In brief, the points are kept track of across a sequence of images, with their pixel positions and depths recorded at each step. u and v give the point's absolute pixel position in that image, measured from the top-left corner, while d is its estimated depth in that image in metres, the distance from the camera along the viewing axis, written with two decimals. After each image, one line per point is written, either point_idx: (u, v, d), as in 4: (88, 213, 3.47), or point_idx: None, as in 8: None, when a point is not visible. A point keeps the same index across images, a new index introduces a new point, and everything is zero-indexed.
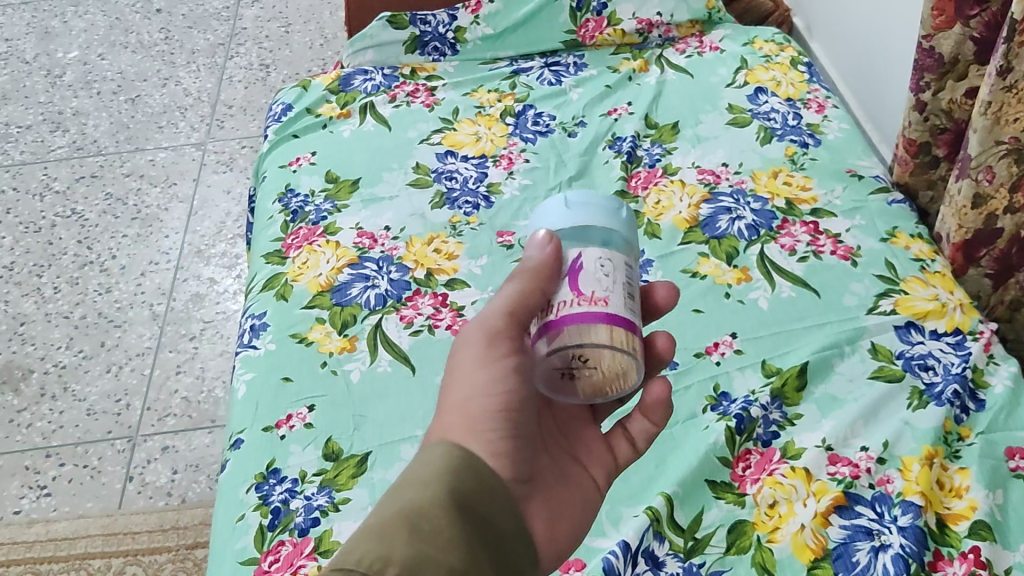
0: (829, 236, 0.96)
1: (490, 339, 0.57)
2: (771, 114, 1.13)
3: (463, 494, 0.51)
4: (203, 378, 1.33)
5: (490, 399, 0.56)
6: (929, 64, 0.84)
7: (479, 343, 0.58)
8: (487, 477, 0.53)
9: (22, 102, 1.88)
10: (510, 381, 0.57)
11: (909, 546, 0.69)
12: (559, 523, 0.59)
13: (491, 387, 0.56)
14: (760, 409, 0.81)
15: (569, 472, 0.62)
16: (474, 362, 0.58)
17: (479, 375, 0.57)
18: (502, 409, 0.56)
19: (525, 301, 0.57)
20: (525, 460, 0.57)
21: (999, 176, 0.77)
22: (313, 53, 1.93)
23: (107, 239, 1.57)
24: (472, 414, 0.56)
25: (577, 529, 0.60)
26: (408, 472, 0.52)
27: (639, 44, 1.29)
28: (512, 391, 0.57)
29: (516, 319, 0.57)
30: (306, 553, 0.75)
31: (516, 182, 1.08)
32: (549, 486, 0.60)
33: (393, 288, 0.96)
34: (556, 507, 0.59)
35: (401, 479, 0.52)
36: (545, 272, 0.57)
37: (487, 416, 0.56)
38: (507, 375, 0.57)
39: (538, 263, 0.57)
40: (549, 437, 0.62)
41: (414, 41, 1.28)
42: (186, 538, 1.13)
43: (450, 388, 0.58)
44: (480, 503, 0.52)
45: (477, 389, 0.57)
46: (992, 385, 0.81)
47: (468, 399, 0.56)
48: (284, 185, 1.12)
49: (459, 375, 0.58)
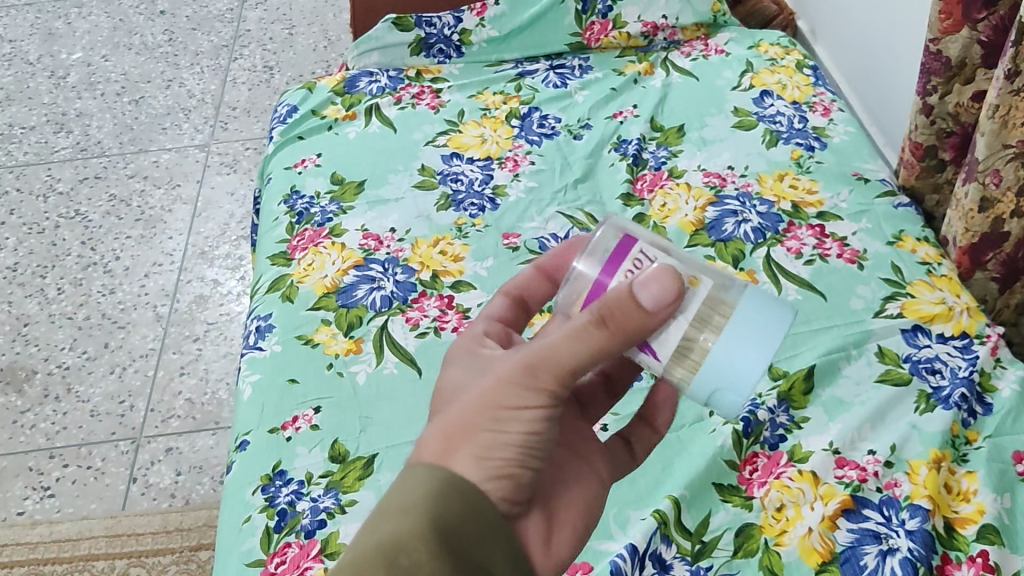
0: (836, 239, 0.96)
1: (524, 380, 0.53)
2: (777, 117, 1.13)
3: (450, 524, 0.49)
4: (207, 379, 1.33)
5: (498, 433, 0.53)
6: (936, 67, 0.84)
7: (514, 379, 0.53)
8: (481, 506, 0.51)
9: (27, 103, 1.88)
10: (539, 424, 0.54)
11: (917, 550, 0.69)
12: (556, 536, 0.57)
13: (511, 424, 0.53)
14: (767, 412, 0.81)
15: (570, 468, 0.61)
16: (501, 397, 0.53)
17: (498, 407, 0.53)
18: (520, 446, 0.53)
19: (596, 358, 0.52)
20: (531, 483, 0.55)
21: (1006, 179, 0.77)
22: (318, 55, 1.93)
23: (111, 239, 1.57)
24: (481, 445, 0.53)
25: (580, 533, 0.59)
26: (392, 498, 0.50)
27: (645, 47, 1.29)
28: (534, 430, 0.54)
29: (565, 377, 0.53)
30: (312, 555, 0.75)
31: (522, 184, 1.08)
32: (547, 492, 0.58)
33: (399, 289, 0.96)
34: (556, 514, 0.58)
35: (382, 504, 0.50)
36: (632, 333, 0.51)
37: (494, 446, 0.53)
38: (526, 414, 0.53)
39: (634, 322, 0.50)
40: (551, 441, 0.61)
41: (419, 43, 1.28)
42: (190, 539, 1.13)
43: (461, 411, 0.54)
44: (466, 536, 0.49)
45: (491, 422, 0.53)
46: (1000, 388, 0.81)
47: (479, 429, 0.53)
48: (290, 186, 1.12)
49: (469, 403, 0.54)
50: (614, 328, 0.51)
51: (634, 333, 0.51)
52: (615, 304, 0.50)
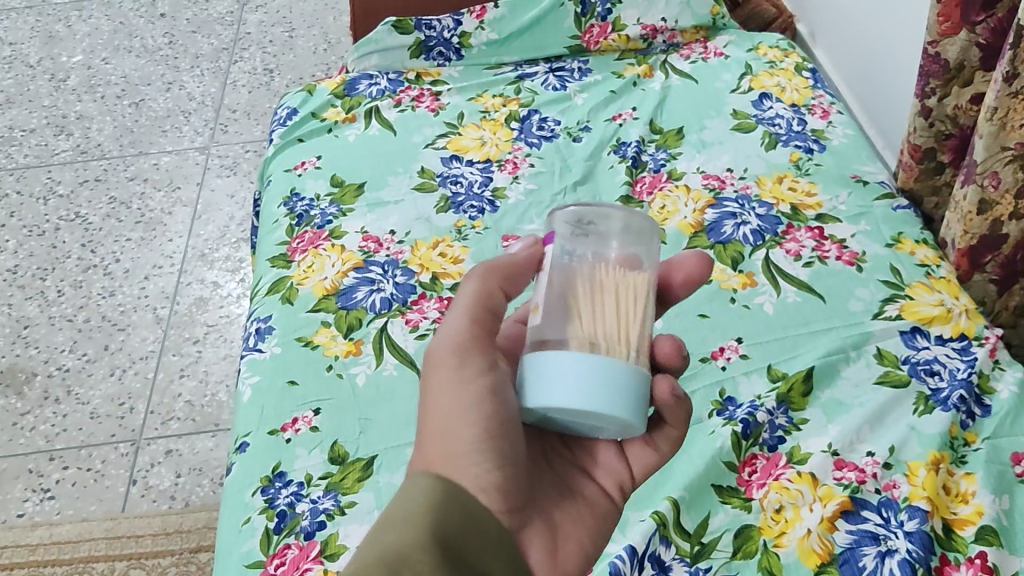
0: (835, 241, 0.96)
1: (464, 365, 0.56)
2: (776, 119, 1.13)
3: (447, 533, 0.49)
4: (207, 381, 1.33)
5: (472, 430, 0.54)
6: (934, 69, 0.84)
7: (453, 368, 0.56)
8: (472, 509, 0.52)
9: (27, 106, 1.88)
10: (489, 405, 0.54)
11: (916, 551, 0.69)
12: (563, 546, 0.57)
13: (473, 415, 0.54)
14: (766, 413, 0.81)
15: (573, 484, 0.61)
16: (447, 389, 0.56)
17: (460, 401, 0.55)
18: (486, 439, 0.54)
19: (484, 302, 0.58)
20: (518, 485, 0.56)
21: (1005, 181, 0.77)
22: (318, 58, 1.94)
23: (111, 242, 1.57)
24: (451, 446, 0.54)
25: (587, 548, 0.59)
26: (390, 512, 0.51)
27: (644, 50, 1.29)
28: (492, 414, 0.54)
29: (482, 332, 0.57)
30: (312, 556, 0.75)
31: (521, 186, 1.09)
32: (548, 503, 0.59)
33: (399, 291, 0.97)
34: (559, 524, 0.58)
35: (384, 518, 0.51)
36: (499, 268, 0.59)
37: (473, 447, 0.54)
38: (481, 395, 0.55)
39: (504, 263, 0.59)
40: (552, 453, 0.61)
41: (419, 46, 1.28)
42: (190, 541, 1.13)
43: (426, 418, 0.56)
44: (464, 541, 0.50)
45: (455, 418, 0.55)
46: (998, 390, 0.81)
47: (445, 432, 0.55)
48: (289, 189, 1.12)
49: (443, 405, 0.55)
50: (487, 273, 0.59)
51: (511, 272, 0.59)
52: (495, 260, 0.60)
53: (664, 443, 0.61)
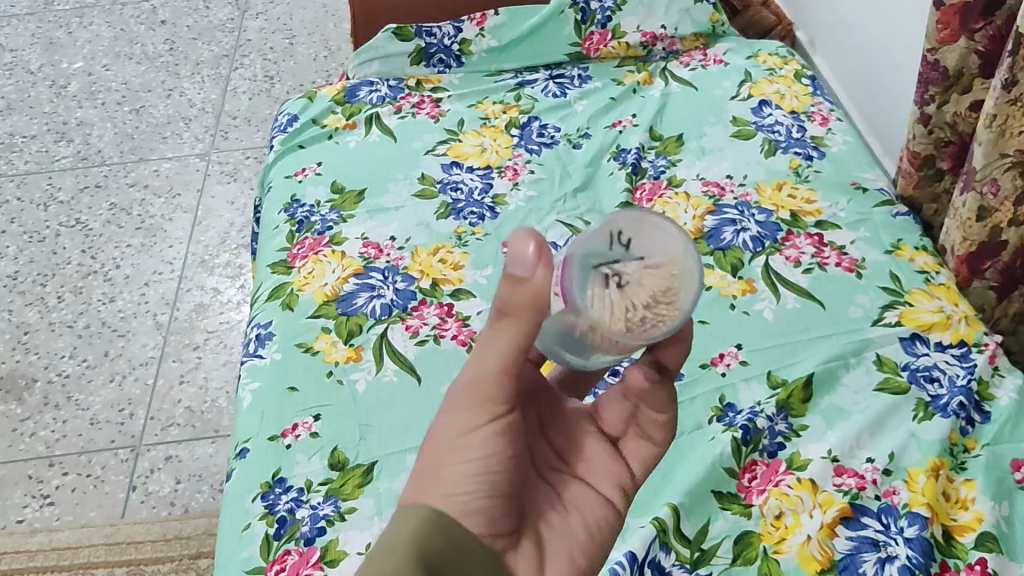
0: (834, 248, 0.96)
1: (472, 405, 0.54)
2: (776, 127, 1.13)
3: (431, 559, 0.49)
4: (207, 388, 1.33)
5: (468, 463, 0.54)
6: (933, 76, 0.84)
7: (463, 409, 0.54)
8: (459, 536, 0.51)
9: (27, 112, 1.89)
10: (496, 442, 0.54)
11: (916, 557, 0.69)
12: (551, 564, 0.56)
13: (471, 451, 0.54)
14: (766, 420, 0.81)
15: (567, 494, 0.60)
16: (452, 428, 0.54)
17: (456, 436, 0.54)
18: (483, 474, 0.54)
19: (519, 346, 0.52)
20: (510, 510, 0.55)
21: (1004, 188, 0.77)
22: (318, 64, 1.95)
23: (112, 248, 1.57)
24: (445, 478, 0.53)
25: (578, 563, 0.57)
26: (382, 539, 0.51)
27: (644, 57, 1.30)
28: (495, 452, 0.54)
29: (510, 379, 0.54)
30: (312, 562, 0.75)
31: (522, 193, 1.09)
32: (539, 519, 0.58)
33: (399, 297, 0.97)
34: (550, 543, 0.57)
35: (374, 547, 0.50)
36: (527, 309, 0.51)
37: (465, 477, 0.53)
38: (488, 438, 0.54)
39: (519, 299, 0.50)
40: (545, 468, 0.60)
41: (419, 53, 1.29)
42: (190, 547, 1.13)
43: (427, 451, 0.55)
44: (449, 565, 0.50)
45: (454, 451, 0.54)
46: (998, 397, 0.81)
47: (443, 465, 0.54)
48: (290, 195, 1.12)
49: (439, 438, 0.55)
50: (517, 315, 0.51)
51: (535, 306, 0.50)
52: (501, 291, 0.52)
53: (656, 431, 0.62)
